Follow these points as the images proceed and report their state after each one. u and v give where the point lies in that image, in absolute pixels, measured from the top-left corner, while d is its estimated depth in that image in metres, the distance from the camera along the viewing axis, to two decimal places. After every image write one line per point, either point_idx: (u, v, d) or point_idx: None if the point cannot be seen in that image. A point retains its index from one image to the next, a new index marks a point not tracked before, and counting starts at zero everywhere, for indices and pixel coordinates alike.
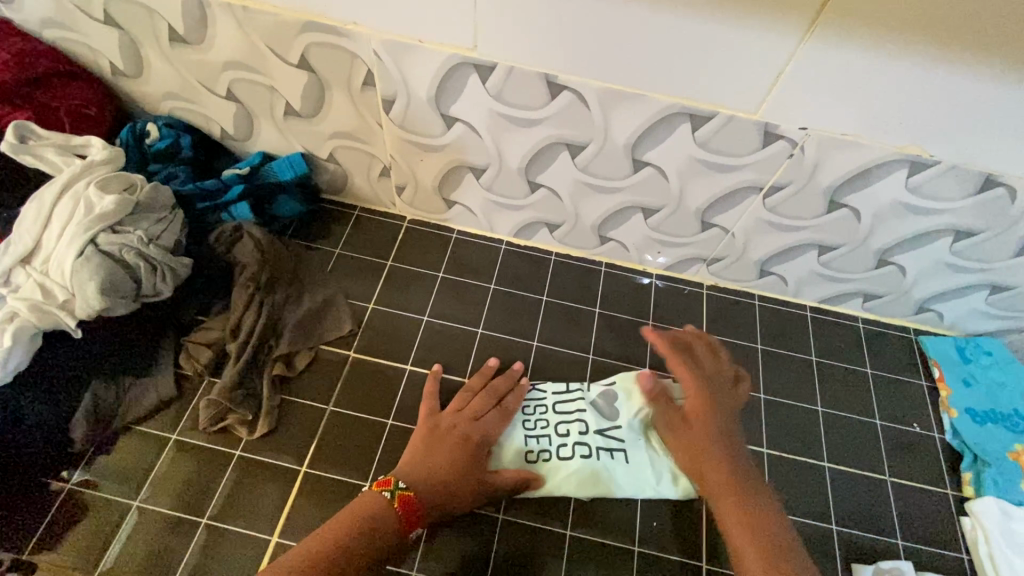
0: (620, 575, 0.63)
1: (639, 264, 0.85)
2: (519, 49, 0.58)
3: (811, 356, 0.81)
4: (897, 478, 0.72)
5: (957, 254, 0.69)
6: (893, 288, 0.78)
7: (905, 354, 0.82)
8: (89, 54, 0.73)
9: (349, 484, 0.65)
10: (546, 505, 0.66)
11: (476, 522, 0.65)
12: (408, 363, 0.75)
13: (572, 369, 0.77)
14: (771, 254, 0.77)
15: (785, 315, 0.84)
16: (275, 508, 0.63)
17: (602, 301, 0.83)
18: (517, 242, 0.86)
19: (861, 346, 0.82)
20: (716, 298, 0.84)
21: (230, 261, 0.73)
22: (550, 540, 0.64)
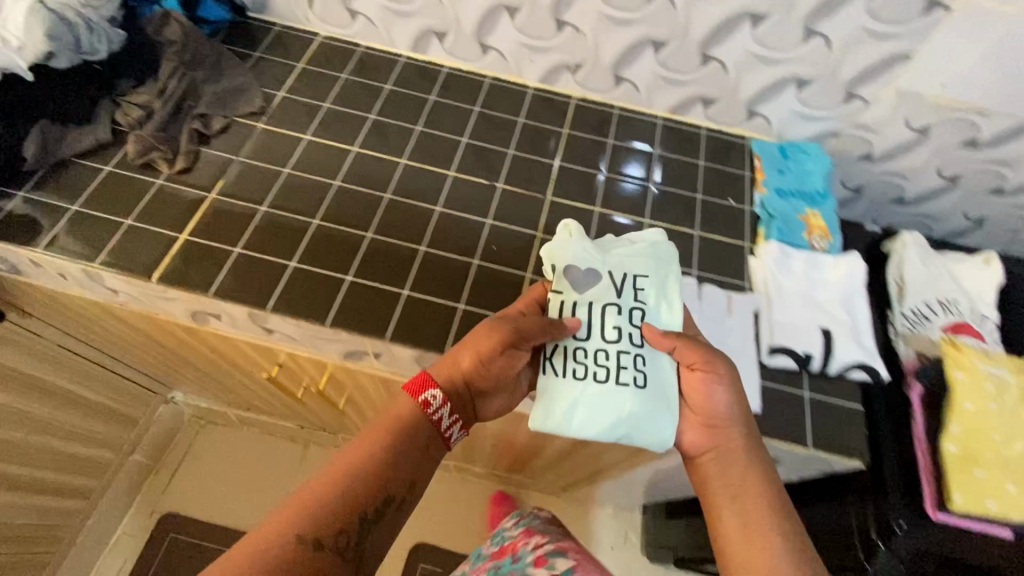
0: (457, 275, 0.78)
1: (519, 77, 0.99)
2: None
3: (653, 149, 0.96)
4: (706, 234, 0.86)
5: (760, 43, 0.83)
6: (723, 90, 0.92)
7: (738, 154, 0.96)
8: None
9: (246, 206, 0.81)
10: (406, 230, 0.81)
11: (347, 239, 0.80)
12: (307, 134, 0.89)
13: (446, 146, 0.91)
14: (618, 56, 0.91)
15: (639, 121, 0.98)
16: (184, 217, 0.79)
17: (482, 103, 0.97)
18: (415, 57, 1.00)
19: (700, 144, 0.97)
20: (582, 107, 0.98)
21: (159, 40, 0.89)
22: (403, 253, 0.79)
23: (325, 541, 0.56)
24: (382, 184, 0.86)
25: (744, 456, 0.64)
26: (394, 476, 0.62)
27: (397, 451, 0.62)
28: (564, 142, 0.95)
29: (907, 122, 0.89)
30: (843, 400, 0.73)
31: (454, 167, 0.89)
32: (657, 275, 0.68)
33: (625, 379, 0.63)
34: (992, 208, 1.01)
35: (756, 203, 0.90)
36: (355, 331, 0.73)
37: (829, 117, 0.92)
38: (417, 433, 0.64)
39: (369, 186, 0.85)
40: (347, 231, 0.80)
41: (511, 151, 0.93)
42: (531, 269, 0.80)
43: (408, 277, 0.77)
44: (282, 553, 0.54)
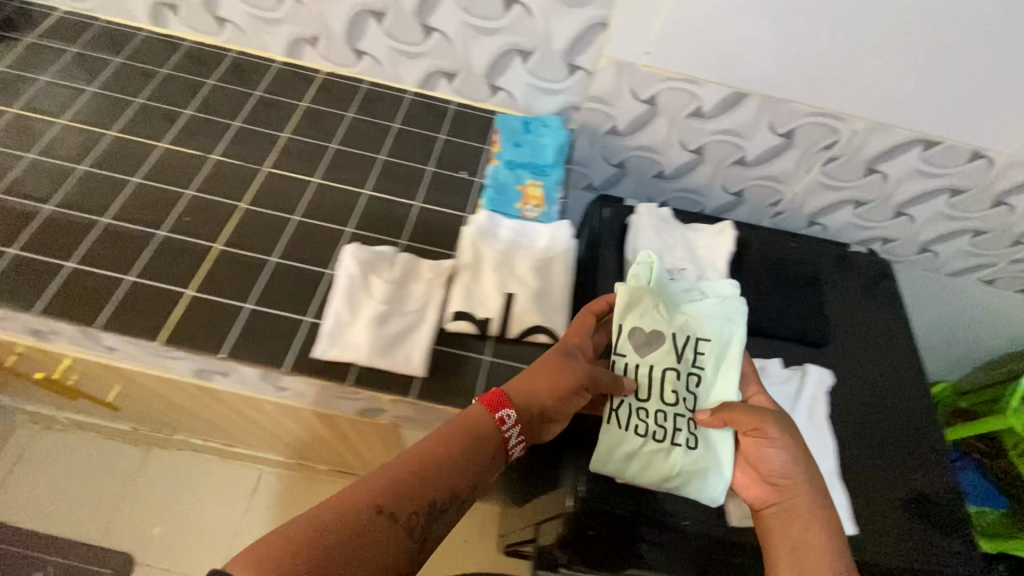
0: (136, 245, 0.76)
1: (264, 52, 0.98)
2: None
3: (393, 123, 0.96)
4: (427, 204, 0.87)
5: (468, 11, 0.84)
6: (457, 62, 0.92)
7: (483, 128, 0.97)
8: None
9: None
10: (92, 202, 0.79)
11: (22, 211, 0.77)
12: (12, 106, 0.86)
13: (168, 119, 0.90)
14: (347, 27, 0.90)
15: (386, 95, 0.98)
16: None
17: (219, 77, 0.96)
18: (157, 31, 0.99)
19: (445, 118, 0.97)
20: (328, 81, 0.98)
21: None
22: (82, 225, 0.77)
23: (400, 516, 0.57)
24: (83, 157, 0.83)
25: (811, 513, 0.68)
26: (464, 475, 0.62)
27: (458, 447, 0.63)
28: (301, 115, 0.94)
29: (635, 93, 0.90)
30: (520, 364, 0.73)
31: (168, 139, 0.87)
32: (723, 335, 0.79)
33: (679, 440, 0.75)
34: (744, 180, 1.03)
35: (485, 176, 0.90)
36: (3, 303, 0.70)
37: (562, 88, 0.93)
38: (488, 442, 0.65)
39: (63, 158, 0.82)
40: (24, 204, 0.77)
41: (238, 124, 0.91)
42: (223, 241, 0.78)
43: (79, 248, 0.75)
44: (320, 528, 0.53)
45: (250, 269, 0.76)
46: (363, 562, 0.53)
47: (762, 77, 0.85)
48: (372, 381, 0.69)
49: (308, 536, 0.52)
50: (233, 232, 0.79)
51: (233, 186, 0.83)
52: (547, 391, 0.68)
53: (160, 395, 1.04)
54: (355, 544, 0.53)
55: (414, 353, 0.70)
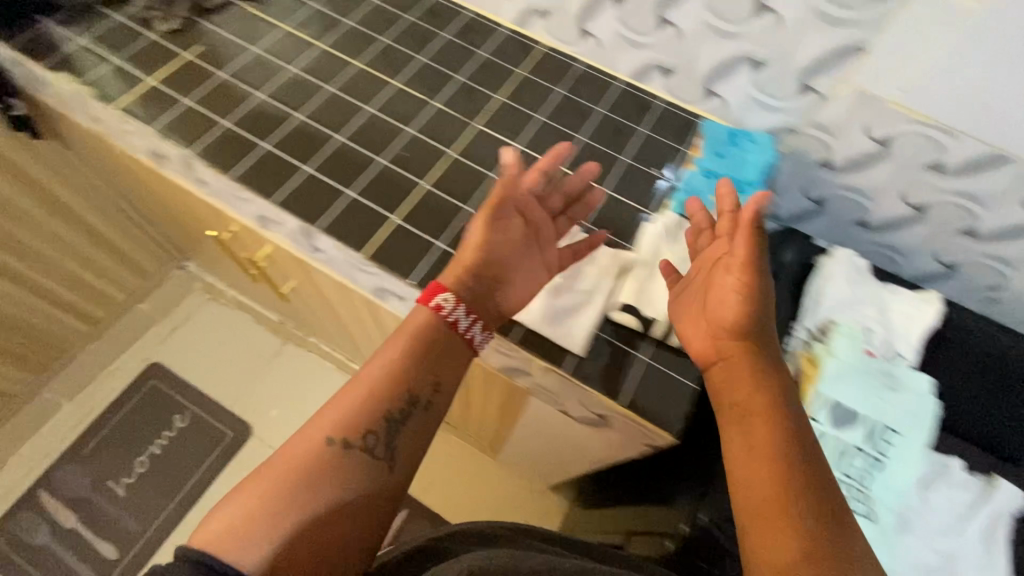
0: (360, 165, 0.85)
1: (496, 15, 1.03)
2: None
3: (599, 109, 0.96)
4: (616, 195, 0.85)
5: (713, 11, 0.81)
6: (680, 58, 0.90)
7: (685, 130, 0.94)
8: None
9: (205, 70, 0.92)
10: (332, 120, 0.89)
11: (280, 114, 0.89)
12: (283, 23, 0.98)
13: (401, 60, 0.97)
14: (582, 6, 0.92)
15: (598, 79, 0.99)
16: (158, 67, 0.92)
17: (451, 30, 1.02)
18: None
19: (650, 114, 0.96)
20: (547, 55, 1.01)
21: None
22: (321, 138, 0.87)
23: (355, 441, 0.60)
24: (331, 78, 0.93)
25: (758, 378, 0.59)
26: (422, 375, 0.65)
27: (420, 354, 0.66)
28: (515, 79, 0.98)
29: (867, 129, 0.83)
30: (678, 374, 0.72)
31: (398, 77, 0.95)
32: (906, 429, 0.76)
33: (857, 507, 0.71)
34: (966, 253, 0.91)
35: (679, 178, 0.88)
36: (251, 188, 0.82)
37: (785, 108, 0.87)
38: (434, 330, 0.67)
39: (314, 75, 0.93)
40: (281, 108, 0.89)
41: (459, 78, 0.97)
42: (431, 181, 0.85)
43: (315, 157, 0.85)
44: (305, 466, 0.57)
45: (446, 211, 0.83)
46: (328, 520, 0.56)
47: (1012, 137, 0.73)
48: (532, 344, 0.73)
49: (272, 490, 0.55)
50: (441, 173, 0.86)
51: (446, 135, 0.90)
52: (462, 265, 0.70)
53: (322, 297, 1.18)
54: (333, 469, 0.58)
55: (577, 332, 0.73)
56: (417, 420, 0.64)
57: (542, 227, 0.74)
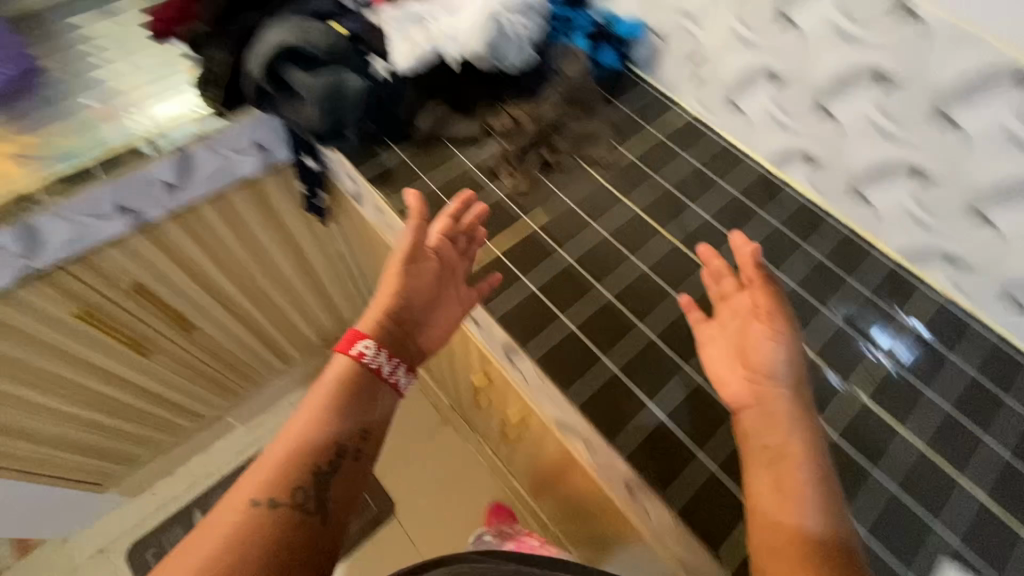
0: (620, 325, 0.79)
1: (754, 152, 0.96)
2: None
3: (864, 290, 0.84)
4: (874, 406, 0.75)
5: None
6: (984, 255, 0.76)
7: (968, 343, 0.79)
8: None
9: (481, 180, 0.92)
10: (597, 265, 0.85)
11: (543, 251, 0.86)
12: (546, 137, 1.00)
13: (653, 189, 0.93)
14: (866, 172, 0.83)
15: (863, 252, 0.87)
16: (438, 162, 0.94)
17: (704, 158, 0.97)
18: (665, 95, 1.05)
19: (924, 313, 0.82)
20: (802, 205, 0.92)
21: (555, 70, 0.97)
22: (581, 286, 0.83)
23: (280, 501, 0.58)
24: (588, 207, 0.91)
25: (789, 418, 0.61)
26: (353, 427, 0.65)
27: (350, 396, 0.67)
28: (764, 230, 0.90)
29: None
30: None
31: (648, 211, 0.91)
32: None
33: None
34: None
35: (961, 409, 0.74)
36: (501, 326, 0.80)
37: None
38: (359, 377, 0.68)
39: (582, 210, 0.90)
40: (547, 242, 0.87)
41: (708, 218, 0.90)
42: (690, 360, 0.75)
43: (573, 307, 0.81)
44: (221, 538, 0.54)
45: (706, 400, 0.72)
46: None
47: None
48: None
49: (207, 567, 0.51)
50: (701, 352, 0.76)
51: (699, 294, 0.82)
52: (382, 297, 0.75)
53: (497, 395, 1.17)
54: (254, 534, 0.55)
55: None
56: (347, 470, 0.62)
57: (460, 268, 0.80)
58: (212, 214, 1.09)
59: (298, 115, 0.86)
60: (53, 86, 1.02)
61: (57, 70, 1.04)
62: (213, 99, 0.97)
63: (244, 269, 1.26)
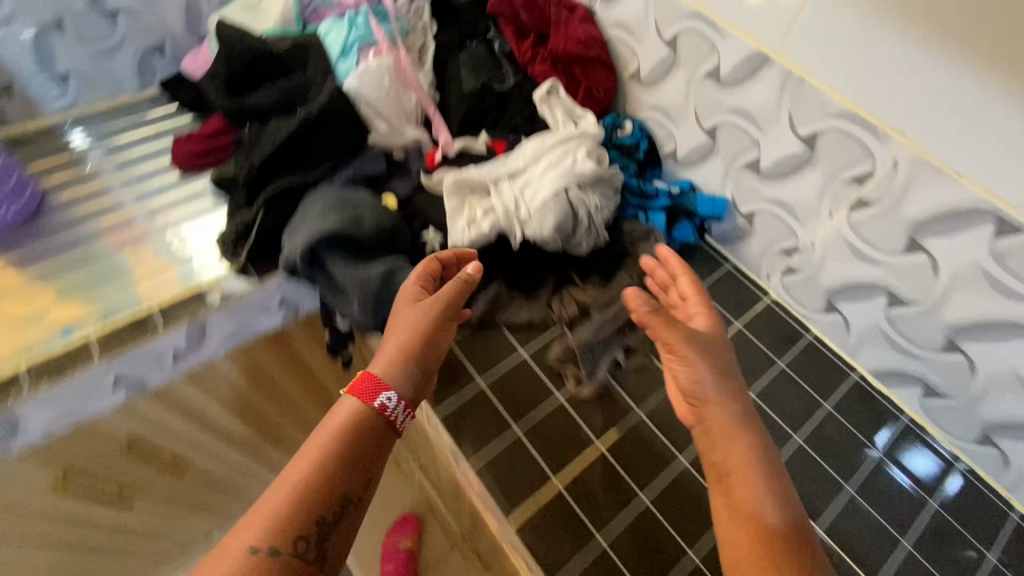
0: None
1: (851, 358, 0.85)
2: (880, 93, 0.64)
3: (993, 556, 0.71)
4: None
5: None
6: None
7: None
8: (628, 58, 0.91)
9: (545, 386, 0.79)
10: (688, 522, 0.69)
11: (623, 493, 0.71)
12: None
13: None
14: (1003, 421, 0.72)
15: (986, 500, 0.76)
16: (494, 359, 0.81)
17: (790, 359, 0.86)
18: (745, 271, 0.93)
19: None
20: (910, 432, 0.80)
21: (629, 251, 0.87)
22: (669, 543, 0.67)
23: (284, 549, 0.49)
24: (670, 429, 0.76)
25: (734, 426, 0.58)
26: (360, 473, 0.55)
27: (361, 452, 0.55)
28: (870, 464, 0.77)
29: None
30: None
31: None
32: None
33: None
34: None
35: None
36: None
37: None
38: (368, 427, 0.56)
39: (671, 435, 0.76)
40: (627, 481, 0.72)
41: (798, 441, 0.78)
42: None
43: None
44: None
45: None
46: None
47: None
48: None
49: None
50: None
51: None
52: (394, 341, 0.62)
53: None
54: None
55: None
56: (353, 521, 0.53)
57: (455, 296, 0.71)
58: (225, 368, 0.95)
59: (348, 311, 0.76)
60: (74, 223, 0.91)
61: (83, 201, 0.94)
62: (237, 261, 0.83)
63: (253, 411, 1.11)
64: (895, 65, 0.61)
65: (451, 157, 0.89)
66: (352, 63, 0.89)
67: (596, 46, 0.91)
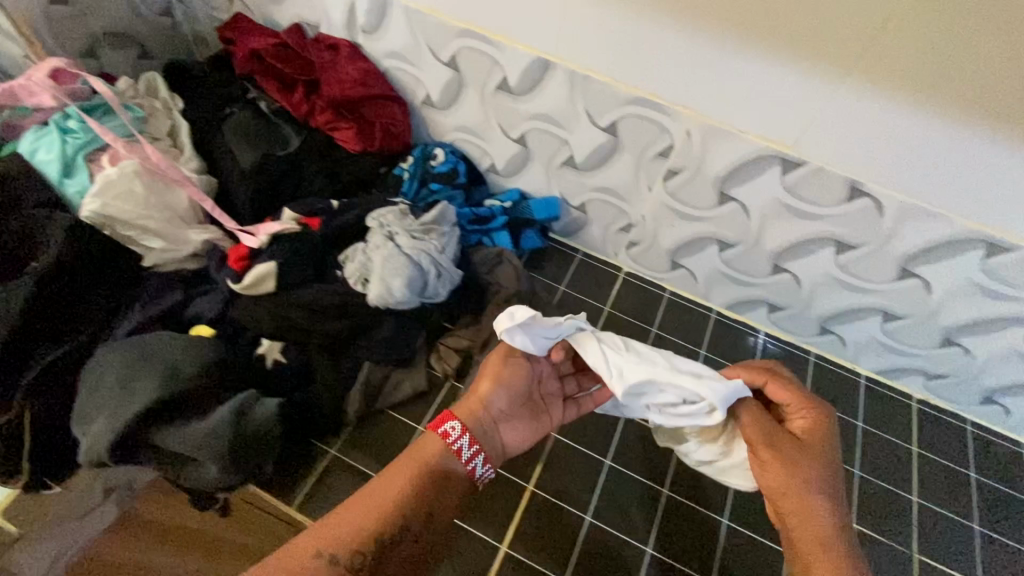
0: None
1: (704, 300, 0.93)
2: (675, 80, 0.67)
3: (859, 421, 0.83)
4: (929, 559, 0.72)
5: None
6: (959, 370, 0.80)
7: (956, 442, 0.83)
8: (412, 84, 0.86)
9: None
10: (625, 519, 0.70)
11: (565, 522, 0.68)
12: None
13: None
14: (832, 314, 0.82)
15: (840, 378, 0.87)
16: (391, 451, 0.73)
17: (659, 322, 0.91)
18: (594, 255, 0.97)
19: (914, 426, 0.84)
20: (770, 344, 0.90)
21: (487, 281, 0.84)
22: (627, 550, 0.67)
23: (341, 559, 0.52)
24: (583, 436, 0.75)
25: (816, 497, 0.53)
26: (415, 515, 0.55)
27: (422, 498, 0.56)
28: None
29: None
30: None
31: None
32: None
33: None
34: None
35: (988, 523, 0.76)
36: None
37: None
38: (436, 467, 0.58)
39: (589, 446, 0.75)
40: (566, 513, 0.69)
41: None
42: None
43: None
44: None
45: None
46: None
47: None
48: None
49: None
50: None
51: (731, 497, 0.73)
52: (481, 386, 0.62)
53: None
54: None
55: None
56: (400, 553, 0.55)
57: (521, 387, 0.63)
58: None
59: (192, 481, 0.60)
60: None
61: None
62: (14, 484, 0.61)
63: None
64: (699, 60, 0.65)
65: (257, 249, 0.76)
66: (84, 181, 0.72)
67: (375, 82, 0.84)
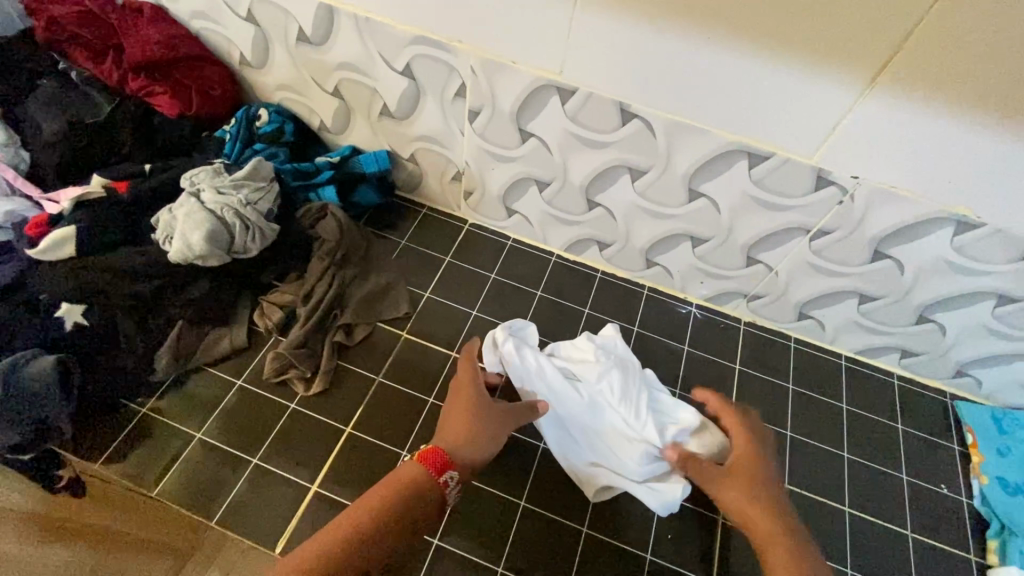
0: (497, 520, 0.69)
1: (544, 244, 0.94)
2: (446, 17, 0.69)
3: (684, 346, 0.87)
4: None
5: (820, 256, 0.74)
6: (771, 289, 0.83)
7: (778, 358, 0.87)
8: (224, 44, 0.85)
9: (279, 403, 0.75)
10: None
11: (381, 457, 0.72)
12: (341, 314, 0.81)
13: (454, 322, 0.85)
14: (650, 245, 0.85)
15: (670, 307, 0.90)
16: (209, 405, 0.74)
17: (499, 267, 0.92)
18: (437, 209, 0.97)
19: (738, 346, 0.88)
20: (606, 281, 0.92)
21: (310, 235, 0.84)
22: None
23: None
24: (408, 380, 0.79)
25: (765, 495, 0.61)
26: (396, 548, 0.55)
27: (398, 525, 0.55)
28: (584, 325, 0.88)
29: (974, 356, 0.79)
30: None
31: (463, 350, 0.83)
32: None
33: None
34: None
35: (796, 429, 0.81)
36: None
37: (893, 333, 0.81)
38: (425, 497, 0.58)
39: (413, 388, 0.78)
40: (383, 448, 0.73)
41: None
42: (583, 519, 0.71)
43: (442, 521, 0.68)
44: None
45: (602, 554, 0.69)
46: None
47: None
48: None
49: None
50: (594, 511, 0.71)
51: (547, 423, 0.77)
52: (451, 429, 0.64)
53: None
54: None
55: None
56: None
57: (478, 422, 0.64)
58: None
59: None
60: None
61: None
62: None
63: None
64: None
65: (60, 215, 0.76)
66: None
67: (183, 43, 0.83)
